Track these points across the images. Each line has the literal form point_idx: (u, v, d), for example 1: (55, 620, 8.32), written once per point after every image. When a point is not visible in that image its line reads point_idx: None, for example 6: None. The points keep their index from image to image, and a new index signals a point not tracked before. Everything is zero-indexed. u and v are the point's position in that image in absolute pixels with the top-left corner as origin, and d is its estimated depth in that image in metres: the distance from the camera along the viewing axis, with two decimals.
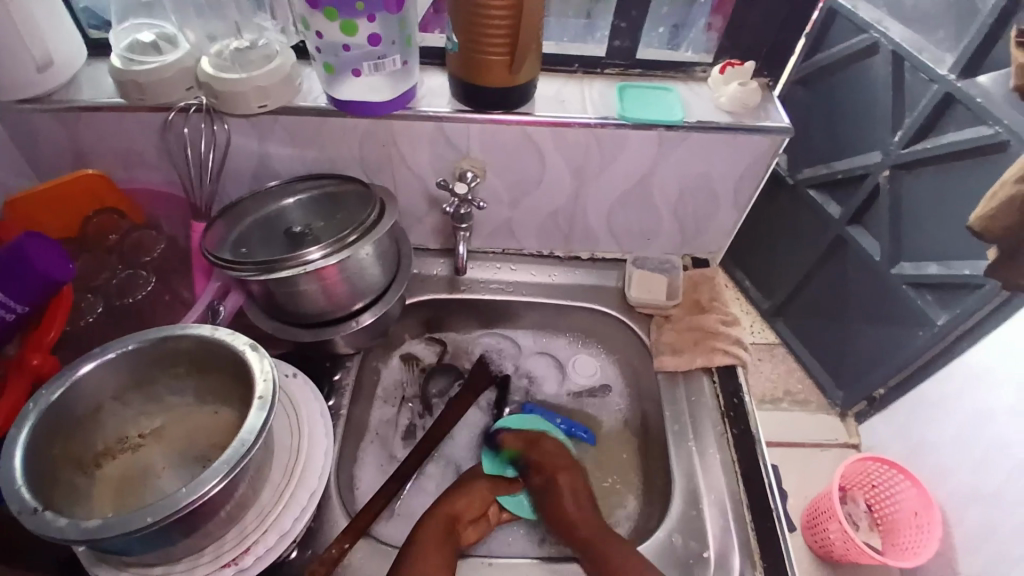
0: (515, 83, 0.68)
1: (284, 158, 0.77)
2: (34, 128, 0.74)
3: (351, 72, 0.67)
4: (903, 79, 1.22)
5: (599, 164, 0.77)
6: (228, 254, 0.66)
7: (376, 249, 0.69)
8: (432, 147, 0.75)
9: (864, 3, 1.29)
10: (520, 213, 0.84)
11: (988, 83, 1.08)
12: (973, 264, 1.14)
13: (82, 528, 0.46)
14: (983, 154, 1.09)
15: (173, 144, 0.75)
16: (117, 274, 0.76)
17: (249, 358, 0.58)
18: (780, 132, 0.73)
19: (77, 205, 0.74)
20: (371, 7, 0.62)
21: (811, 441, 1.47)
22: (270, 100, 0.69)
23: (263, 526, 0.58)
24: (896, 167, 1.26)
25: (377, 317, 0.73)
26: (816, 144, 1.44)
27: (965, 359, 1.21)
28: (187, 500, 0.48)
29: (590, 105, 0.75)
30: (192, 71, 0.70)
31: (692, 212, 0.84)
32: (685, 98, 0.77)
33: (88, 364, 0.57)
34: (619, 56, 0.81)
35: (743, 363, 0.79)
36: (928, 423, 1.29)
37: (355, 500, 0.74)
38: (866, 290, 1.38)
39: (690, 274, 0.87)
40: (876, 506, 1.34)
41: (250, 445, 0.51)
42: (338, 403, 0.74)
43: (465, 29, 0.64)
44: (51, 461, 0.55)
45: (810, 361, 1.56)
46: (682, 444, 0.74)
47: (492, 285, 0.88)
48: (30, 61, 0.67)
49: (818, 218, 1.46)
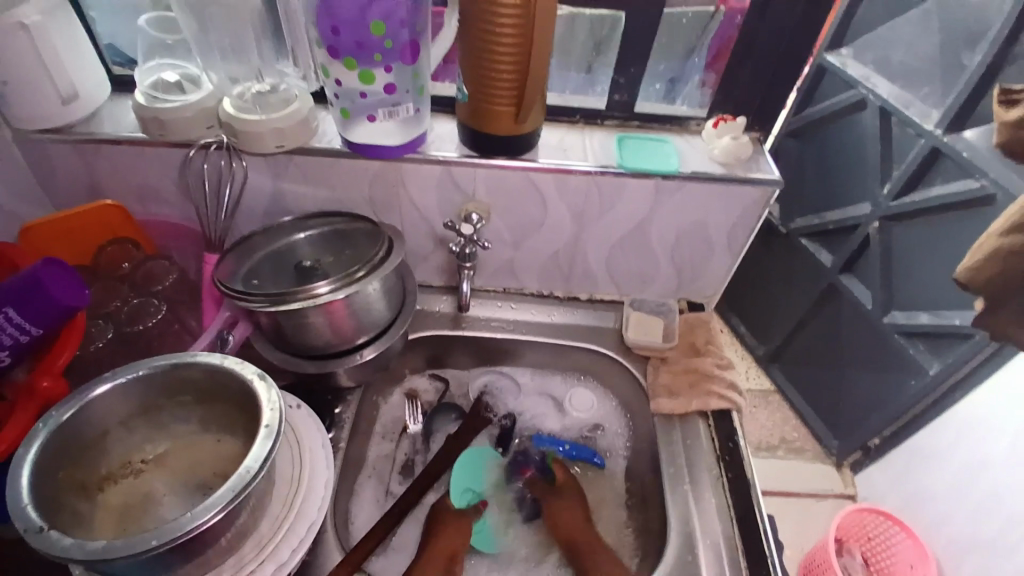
0: (519, 132, 0.72)
1: (297, 196, 0.80)
2: (59, 159, 0.77)
3: (366, 117, 0.71)
4: (890, 134, 1.27)
5: (599, 210, 0.81)
6: (238, 285, 0.68)
7: (382, 285, 0.71)
8: (440, 190, 0.79)
9: (853, 60, 1.34)
10: (522, 253, 0.87)
11: (974, 137, 1.13)
12: (962, 314, 1.17)
13: (87, 549, 0.47)
14: (971, 207, 1.13)
15: (191, 179, 0.78)
16: (128, 302, 0.78)
17: (257, 387, 0.59)
18: (771, 184, 0.77)
19: (97, 232, 0.78)
20: (388, 59, 0.66)
21: (807, 491, 1.47)
22: (286, 142, 0.72)
23: (261, 556, 0.58)
24: (886, 219, 1.30)
25: (379, 351, 0.75)
26: (807, 194, 1.49)
27: (957, 409, 1.22)
28: (192, 526, 0.49)
29: (591, 154, 0.79)
30: (213, 111, 0.73)
31: (688, 257, 0.87)
32: (681, 150, 0.81)
33: (99, 387, 0.59)
34: (618, 109, 0.85)
35: (737, 408, 0.81)
36: (923, 471, 1.30)
37: (350, 535, 0.74)
38: (856, 337, 1.41)
39: (685, 317, 0.90)
40: (872, 559, 1.32)
41: (255, 472, 0.52)
42: (338, 436, 0.75)
43: (476, 82, 0.68)
44: (56, 483, 0.56)
45: (804, 408, 1.57)
46: (678, 486, 0.75)
47: (492, 323, 0.90)
48: (54, 93, 0.71)
49: (812, 266, 1.50)
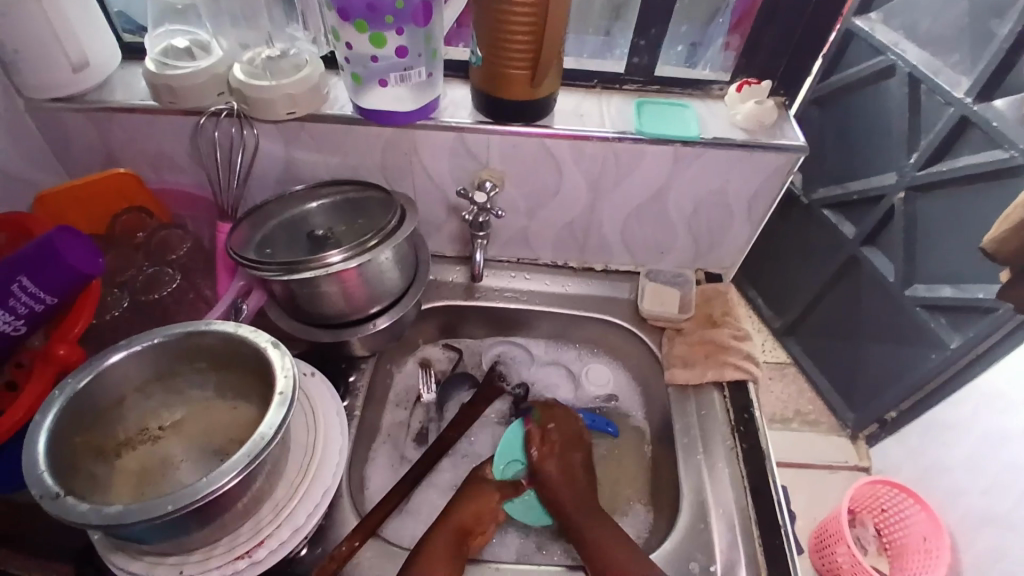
0: (535, 97, 0.70)
1: (308, 164, 0.79)
2: (72, 128, 0.77)
3: (377, 82, 0.69)
4: (919, 101, 1.22)
5: (615, 178, 0.79)
6: (252, 254, 0.68)
7: (395, 254, 0.71)
8: (453, 157, 0.77)
9: (882, 25, 1.28)
10: (536, 223, 0.85)
11: (1003, 106, 1.08)
12: (986, 287, 1.14)
13: (104, 514, 0.48)
14: (998, 178, 1.09)
15: (203, 147, 0.78)
16: (144, 270, 0.78)
17: (271, 356, 0.59)
18: (794, 151, 0.74)
19: (110, 201, 0.78)
20: (400, 21, 0.65)
21: (821, 462, 1.47)
22: (298, 107, 0.71)
23: (277, 520, 0.59)
24: (912, 189, 1.26)
25: (393, 320, 0.74)
26: (830, 164, 1.45)
27: (978, 383, 1.20)
28: (207, 492, 0.49)
29: (607, 120, 0.76)
30: (223, 78, 0.72)
31: (706, 226, 0.85)
32: (702, 115, 0.79)
33: (115, 355, 0.59)
34: (638, 73, 0.82)
35: (754, 379, 0.80)
36: (940, 444, 1.28)
37: (365, 500, 0.75)
38: (875, 310, 1.38)
39: (702, 289, 0.88)
40: (885, 530, 1.33)
41: (269, 439, 0.53)
42: (353, 404, 0.76)
43: (489, 45, 0.66)
44: (73, 448, 0.57)
45: (821, 381, 1.56)
46: (691, 456, 0.75)
47: (506, 293, 0.90)
48: (64, 61, 0.70)
49: (833, 238, 1.46)
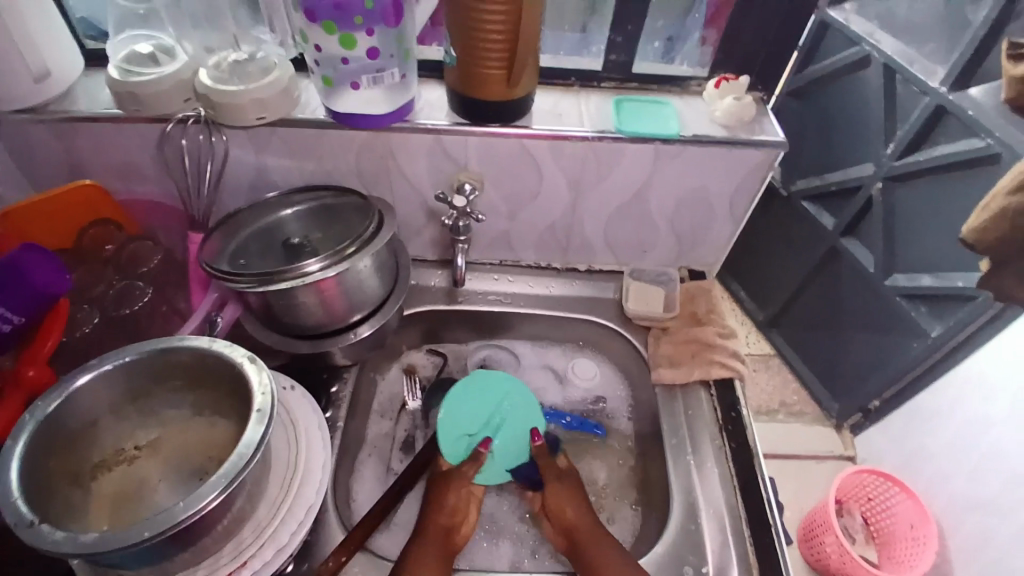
0: (512, 96, 0.69)
1: (282, 170, 0.77)
2: (35, 141, 0.74)
3: (349, 85, 0.67)
4: (894, 92, 1.23)
5: (597, 176, 0.78)
6: (225, 265, 0.65)
7: (374, 260, 0.69)
8: (430, 160, 0.75)
9: (857, 17, 1.30)
10: (517, 224, 0.84)
11: (979, 95, 1.10)
12: (966, 275, 1.15)
13: (77, 543, 0.46)
14: (973, 167, 1.10)
15: (171, 155, 0.75)
16: (114, 285, 0.76)
17: (247, 371, 0.57)
18: (775, 146, 0.74)
19: (76, 216, 0.75)
20: (370, 22, 0.63)
21: (807, 452, 1.48)
22: (268, 112, 0.69)
23: (260, 540, 0.58)
24: (888, 179, 1.27)
25: (374, 329, 0.73)
26: (809, 156, 1.46)
27: (959, 370, 1.21)
28: (186, 515, 0.47)
29: (587, 118, 0.75)
30: (189, 83, 0.70)
31: (688, 222, 0.84)
32: (682, 112, 0.78)
33: (83, 376, 0.57)
34: (616, 70, 0.81)
35: (740, 377, 0.79)
36: (924, 431, 1.30)
37: (351, 513, 0.74)
38: (856, 300, 1.39)
39: (686, 286, 0.88)
40: (871, 518, 1.34)
41: (248, 458, 0.51)
42: (335, 415, 0.74)
43: (465, 44, 0.64)
44: (46, 475, 0.54)
45: (805, 371, 1.57)
46: (680, 457, 0.74)
47: (490, 296, 0.88)
48: (25, 71, 0.67)
49: (813, 229, 1.47)
